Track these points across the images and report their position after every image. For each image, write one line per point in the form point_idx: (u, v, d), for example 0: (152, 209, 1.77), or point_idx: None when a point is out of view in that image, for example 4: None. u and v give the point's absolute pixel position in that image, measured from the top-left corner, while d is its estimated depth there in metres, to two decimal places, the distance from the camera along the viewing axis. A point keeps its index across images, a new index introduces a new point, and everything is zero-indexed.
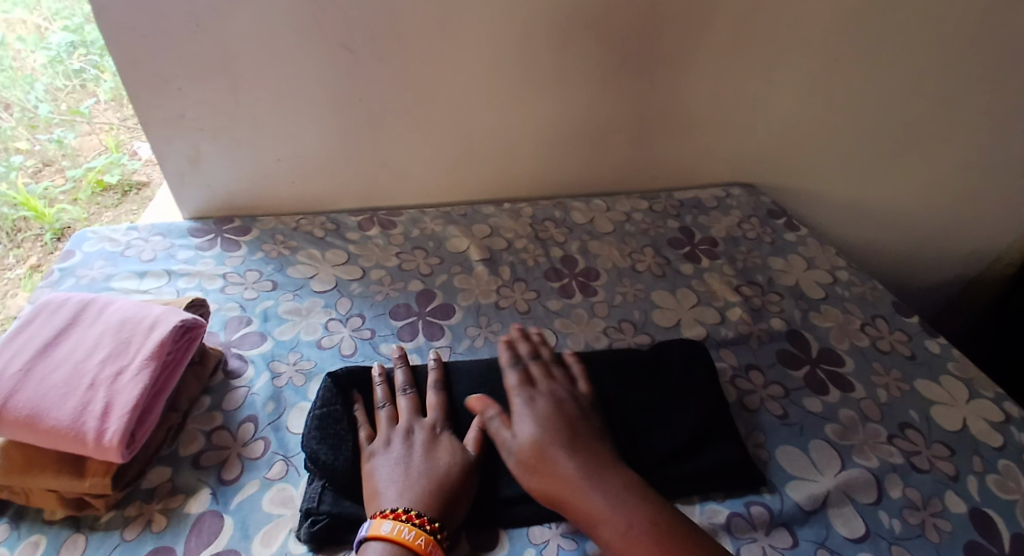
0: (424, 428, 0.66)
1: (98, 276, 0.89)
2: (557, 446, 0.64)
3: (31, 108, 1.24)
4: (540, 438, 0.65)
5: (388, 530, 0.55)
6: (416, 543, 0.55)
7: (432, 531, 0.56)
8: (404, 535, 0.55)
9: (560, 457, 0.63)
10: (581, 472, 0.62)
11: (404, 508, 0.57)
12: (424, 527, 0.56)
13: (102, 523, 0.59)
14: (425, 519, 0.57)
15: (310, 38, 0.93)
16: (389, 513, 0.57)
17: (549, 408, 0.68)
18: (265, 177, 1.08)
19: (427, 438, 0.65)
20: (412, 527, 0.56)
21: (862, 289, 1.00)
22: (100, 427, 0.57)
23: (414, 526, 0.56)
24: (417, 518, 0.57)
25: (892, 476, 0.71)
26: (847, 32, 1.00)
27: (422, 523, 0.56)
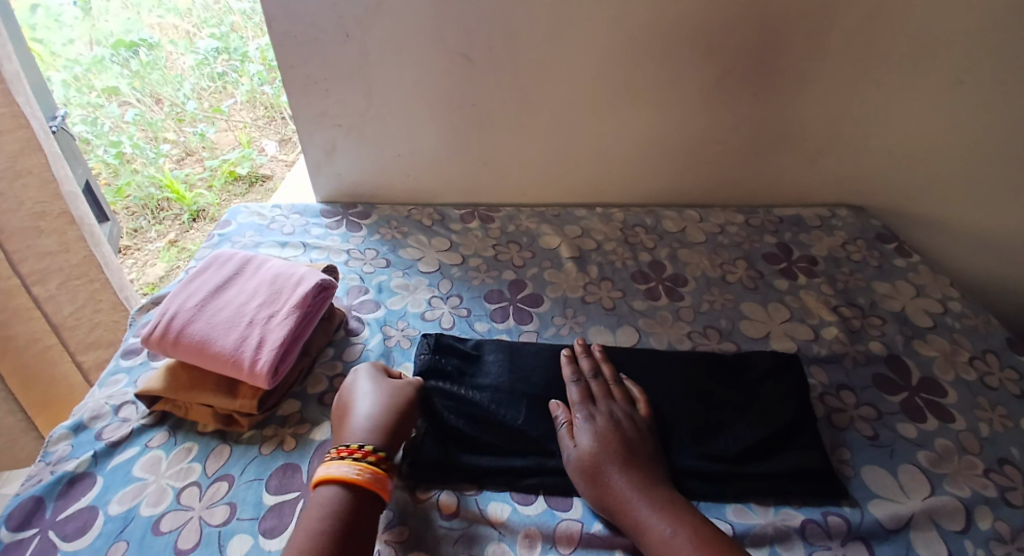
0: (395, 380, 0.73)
1: (248, 243, 1.02)
2: (610, 464, 0.66)
3: (179, 103, 1.69)
4: (590, 452, 0.67)
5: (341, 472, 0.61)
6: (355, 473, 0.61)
7: (373, 462, 0.63)
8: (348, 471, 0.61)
9: (624, 474, 0.65)
10: (629, 485, 0.64)
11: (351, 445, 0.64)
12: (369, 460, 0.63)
13: (244, 438, 0.70)
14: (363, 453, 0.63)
15: (437, 48, 1.03)
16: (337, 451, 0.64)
17: (596, 421, 0.70)
18: (384, 169, 1.20)
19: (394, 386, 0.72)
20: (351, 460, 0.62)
21: (974, 321, 0.94)
22: (255, 358, 0.69)
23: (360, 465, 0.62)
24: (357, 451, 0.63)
25: (983, 508, 0.68)
26: (978, 52, 0.96)
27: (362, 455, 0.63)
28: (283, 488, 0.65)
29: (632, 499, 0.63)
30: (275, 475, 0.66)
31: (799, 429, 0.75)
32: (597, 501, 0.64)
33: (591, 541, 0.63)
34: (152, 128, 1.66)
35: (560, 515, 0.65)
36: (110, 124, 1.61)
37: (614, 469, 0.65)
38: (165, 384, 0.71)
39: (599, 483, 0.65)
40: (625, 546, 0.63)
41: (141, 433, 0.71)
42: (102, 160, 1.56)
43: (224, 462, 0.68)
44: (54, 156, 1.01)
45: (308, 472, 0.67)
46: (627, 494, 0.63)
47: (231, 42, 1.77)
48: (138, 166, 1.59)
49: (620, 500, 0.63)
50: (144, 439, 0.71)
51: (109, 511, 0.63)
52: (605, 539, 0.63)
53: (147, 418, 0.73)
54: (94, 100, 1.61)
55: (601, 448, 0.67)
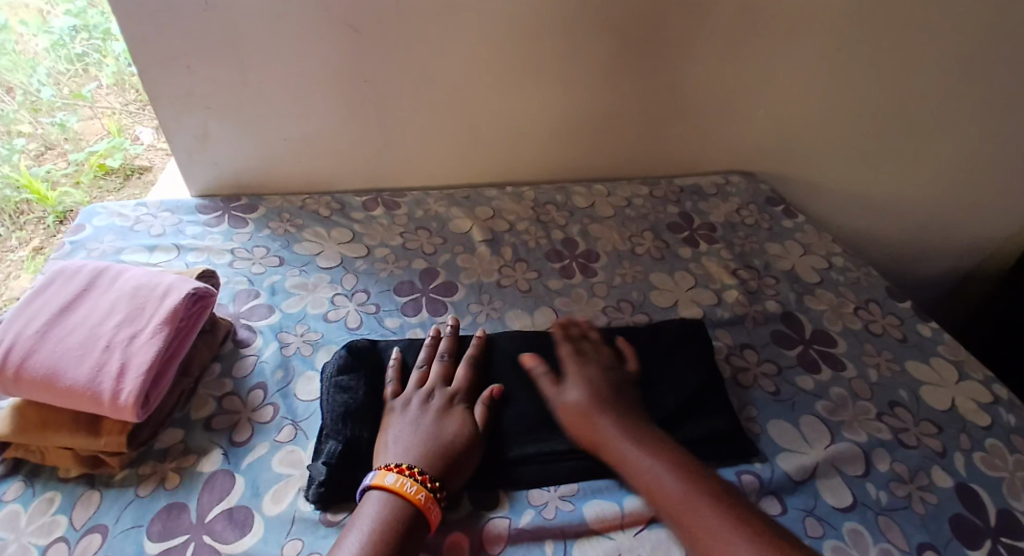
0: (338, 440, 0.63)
1: (108, 249, 0.91)
2: (600, 411, 0.67)
3: (33, 91, 1.45)
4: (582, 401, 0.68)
5: (391, 482, 0.58)
6: None
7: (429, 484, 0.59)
8: (409, 488, 0.58)
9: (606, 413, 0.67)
10: (619, 427, 0.66)
11: None
12: None
13: (117, 480, 0.62)
14: None
15: (316, 19, 0.94)
16: None
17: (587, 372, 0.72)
18: (272, 156, 1.10)
19: (444, 406, 0.67)
20: None
21: (857, 273, 1.01)
22: (116, 387, 0.60)
23: (416, 479, 0.59)
24: None
25: (880, 451, 0.73)
26: (851, 21, 1.01)
27: None
28: (167, 533, 0.57)
29: (619, 437, 0.65)
30: (157, 519, 0.59)
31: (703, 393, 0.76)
32: (584, 442, 0.66)
33: (519, 537, 0.61)
34: (4, 121, 1.41)
35: (486, 514, 0.63)
36: None
37: (599, 413, 0.67)
38: (12, 428, 0.62)
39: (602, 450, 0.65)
40: (555, 533, 0.61)
41: None
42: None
43: (95, 511, 0.59)
44: None
45: (197, 510, 0.59)
46: (612, 434, 0.65)
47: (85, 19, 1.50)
48: None
49: (607, 439, 0.65)
50: None
51: None
52: (533, 531, 0.61)
53: None
54: None
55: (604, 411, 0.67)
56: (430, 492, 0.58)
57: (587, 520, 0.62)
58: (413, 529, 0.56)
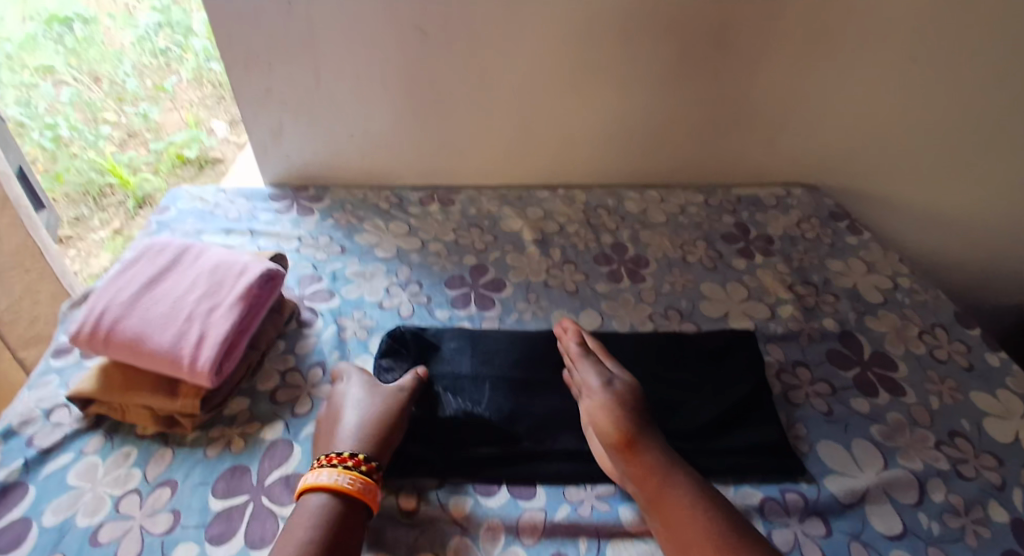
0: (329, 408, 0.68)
1: (189, 231, 0.97)
2: None
3: (119, 81, 1.59)
4: None
5: (312, 475, 0.59)
6: (353, 484, 0.58)
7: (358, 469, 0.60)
8: (329, 476, 0.59)
9: None
10: None
11: (338, 453, 0.62)
12: (349, 464, 0.60)
13: (188, 441, 0.67)
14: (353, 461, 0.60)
15: (390, 21, 0.98)
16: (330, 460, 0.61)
17: None
18: (336, 151, 1.15)
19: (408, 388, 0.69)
20: (347, 470, 0.60)
21: (924, 296, 0.97)
22: (195, 354, 0.65)
23: (347, 470, 0.59)
24: (347, 459, 0.61)
25: (935, 480, 0.70)
26: (932, 33, 0.97)
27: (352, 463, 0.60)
28: (231, 491, 0.61)
29: None
30: (222, 478, 0.63)
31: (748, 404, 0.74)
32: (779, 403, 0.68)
33: (553, 531, 0.62)
34: (90, 110, 1.55)
35: (523, 504, 0.64)
36: (45, 105, 1.47)
37: None
38: (98, 385, 0.67)
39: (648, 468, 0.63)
40: (591, 531, 0.62)
41: (74, 439, 0.67)
42: (37, 145, 1.44)
43: (168, 466, 0.64)
44: None
45: (257, 474, 0.63)
46: None
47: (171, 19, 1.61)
48: (76, 150, 1.50)
49: None
50: (78, 446, 0.66)
51: (43, 523, 0.59)
52: (571, 525, 0.62)
53: (81, 422, 0.69)
54: (27, 79, 1.45)
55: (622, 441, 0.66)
56: (363, 477, 0.59)
57: (624, 521, 0.63)
58: (350, 519, 0.57)
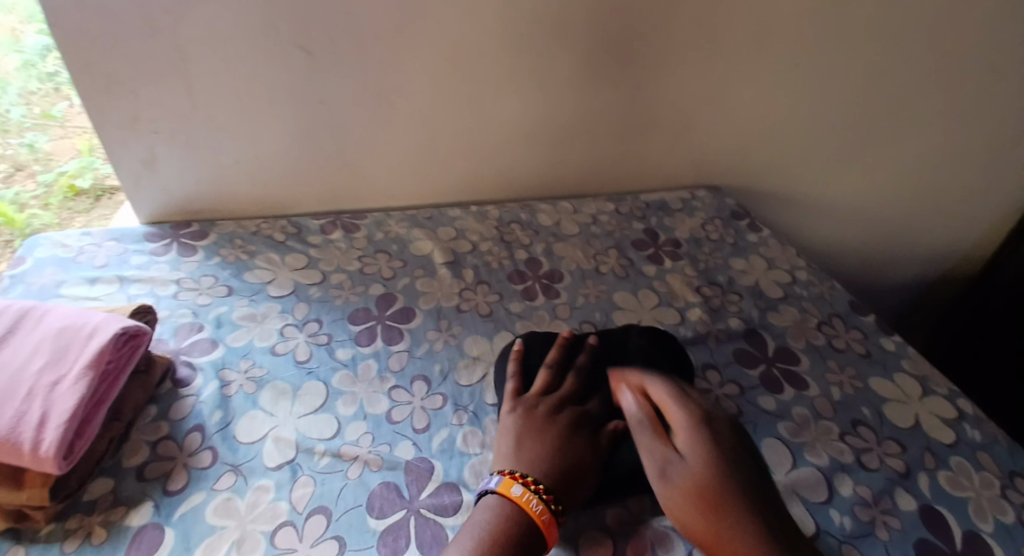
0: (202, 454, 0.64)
1: (47, 283, 0.86)
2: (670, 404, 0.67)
3: (2, 112, 1.27)
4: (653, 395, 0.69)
5: (517, 493, 0.59)
6: (541, 518, 0.58)
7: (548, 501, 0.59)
8: (529, 504, 0.58)
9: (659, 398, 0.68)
10: (688, 418, 0.64)
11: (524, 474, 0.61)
12: (536, 492, 0.59)
13: (41, 536, 0.58)
14: (551, 498, 0.59)
15: (266, 40, 0.92)
16: (518, 476, 0.60)
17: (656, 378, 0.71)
18: (224, 180, 1.06)
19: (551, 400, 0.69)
20: (539, 499, 0.59)
21: (821, 288, 1.00)
22: (36, 438, 0.56)
23: (541, 497, 0.59)
24: (542, 489, 0.59)
25: (842, 475, 0.71)
26: (809, 36, 1.00)
27: (547, 497, 0.59)
28: None
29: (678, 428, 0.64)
30: None
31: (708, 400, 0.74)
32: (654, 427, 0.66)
33: None
34: None
35: None
36: None
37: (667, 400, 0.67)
38: None
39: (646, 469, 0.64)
40: None
41: None
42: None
43: None
44: None
45: None
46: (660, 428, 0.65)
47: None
48: None
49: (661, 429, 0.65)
50: None
51: None
52: None
53: None
54: None
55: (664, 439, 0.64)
56: (553, 514, 0.58)
57: None
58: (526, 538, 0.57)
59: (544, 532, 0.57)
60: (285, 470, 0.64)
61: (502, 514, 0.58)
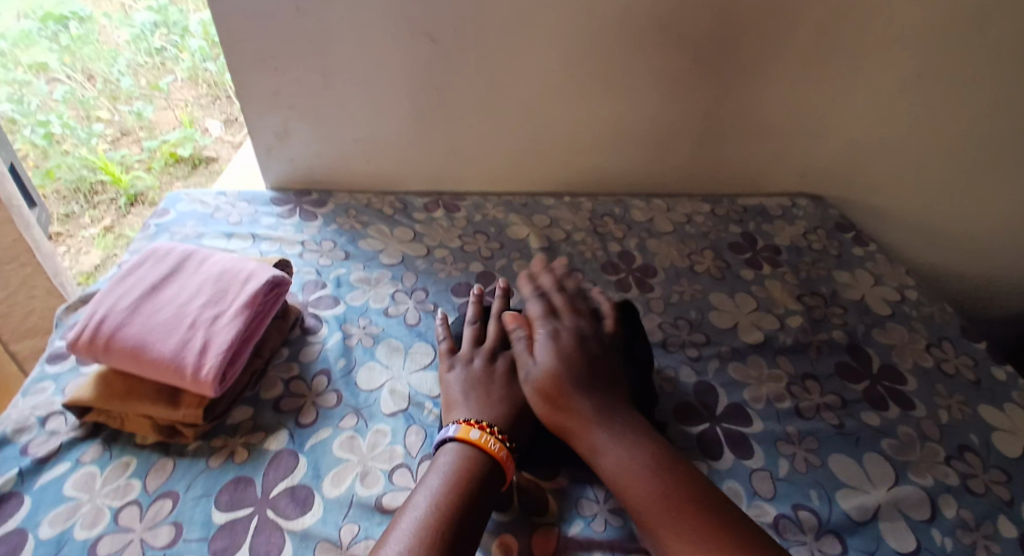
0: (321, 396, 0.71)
1: (190, 234, 0.95)
2: (577, 394, 0.65)
3: (112, 80, 1.69)
4: (559, 372, 0.66)
5: (475, 437, 0.61)
6: (499, 454, 0.61)
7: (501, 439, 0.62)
8: (490, 444, 0.61)
9: (568, 384, 0.65)
10: (594, 413, 0.63)
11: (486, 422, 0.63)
12: (496, 436, 0.62)
13: (190, 451, 0.66)
14: (506, 437, 0.62)
15: (400, 27, 0.97)
16: (473, 422, 0.63)
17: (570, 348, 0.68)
18: (342, 154, 1.14)
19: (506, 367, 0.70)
20: (496, 439, 0.61)
21: (930, 309, 0.97)
22: (198, 362, 0.64)
23: (499, 438, 0.62)
24: (499, 432, 0.62)
25: (946, 496, 0.70)
26: (939, 50, 0.97)
27: (503, 439, 0.62)
28: (234, 504, 0.60)
29: (588, 421, 0.63)
30: (225, 490, 0.62)
31: (618, 348, 0.73)
32: (552, 425, 0.65)
33: (569, 546, 0.61)
34: (83, 106, 1.66)
35: (537, 519, 0.63)
36: (38, 102, 1.61)
37: (571, 393, 0.65)
38: (96, 394, 0.66)
39: (571, 434, 0.64)
40: (605, 547, 0.61)
41: (71, 447, 0.66)
42: (29, 141, 1.54)
43: (168, 477, 0.63)
44: None
45: (263, 486, 0.62)
46: (584, 415, 0.63)
47: (209, 29, 1.80)
48: (68, 147, 1.58)
49: (575, 424, 0.63)
50: (75, 455, 0.65)
51: (38, 535, 0.58)
52: (585, 543, 0.61)
53: (79, 430, 0.68)
54: (21, 76, 1.62)
55: (571, 396, 0.64)
56: (509, 449, 0.62)
57: (638, 537, 0.62)
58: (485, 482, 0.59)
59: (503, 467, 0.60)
60: (399, 418, 0.69)
61: (466, 451, 0.60)
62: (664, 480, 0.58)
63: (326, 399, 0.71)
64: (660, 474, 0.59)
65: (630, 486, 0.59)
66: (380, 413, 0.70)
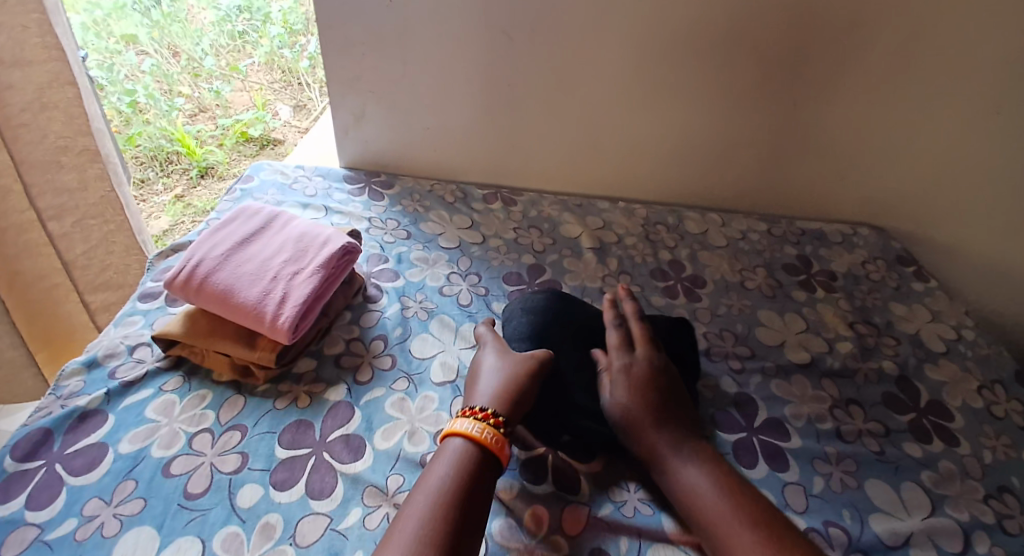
0: (374, 359, 0.76)
1: (270, 201, 1.02)
2: (651, 421, 0.66)
3: (196, 58, 1.82)
4: (635, 401, 0.68)
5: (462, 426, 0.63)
6: (486, 435, 0.62)
7: (496, 424, 0.63)
8: (475, 428, 0.62)
9: (647, 412, 0.67)
10: (672, 445, 0.65)
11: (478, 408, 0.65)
12: (488, 419, 0.63)
13: (259, 391, 0.71)
14: (495, 418, 0.64)
15: (481, 25, 1.02)
16: (466, 411, 0.65)
17: (643, 376, 0.70)
18: (411, 141, 1.20)
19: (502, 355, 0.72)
20: (484, 423, 0.63)
21: (986, 350, 0.95)
22: (276, 312, 0.70)
23: (485, 422, 0.63)
24: (490, 416, 0.64)
25: (982, 533, 0.69)
26: (1021, 88, 0.95)
27: (493, 420, 0.63)
28: (295, 443, 0.66)
29: (672, 451, 0.64)
30: (287, 430, 0.67)
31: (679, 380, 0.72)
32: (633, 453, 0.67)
33: (598, 526, 0.64)
34: (167, 81, 1.76)
35: (570, 497, 0.66)
36: (126, 71, 1.70)
37: (646, 419, 0.67)
38: (183, 329, 0.72)
39: (652, 463, 0.65)
40: (632, 531, 0.63)
41: (155, 376, 0.73)
42: (115, 107, 1.63)
43: (238, 411, 0.69)
44: (86, 94, 1.02)
45: (321, 430, 0.67)
46: (663, 445, 0.65)
47: (289, 17, 1.93)
48: (150, 117, 1.66)
49: (656, 452, 0.65)
50: (158, 383, 0.72)
51: (120, 449, 0.65)
52: (612, 523, 0.64)
53: (163, 361, 0.74)
54: (112, 46, 1.72)
55: (660, 423, 0.66)
56: (499, 430, 0.63)
57: (665, 528, 0.64)
58: (487, 466, 0.60)
59: (497, 452, 0.62)
60: (448, 387, 0.73)
61: (456, 440, 0.62)
62: (741, 508, 0.59)
63: (381, 361, 0.76)
64: (732, 500, 0.60)
65: (705, 515, 0.59)
66: (430, 381, 0.74)
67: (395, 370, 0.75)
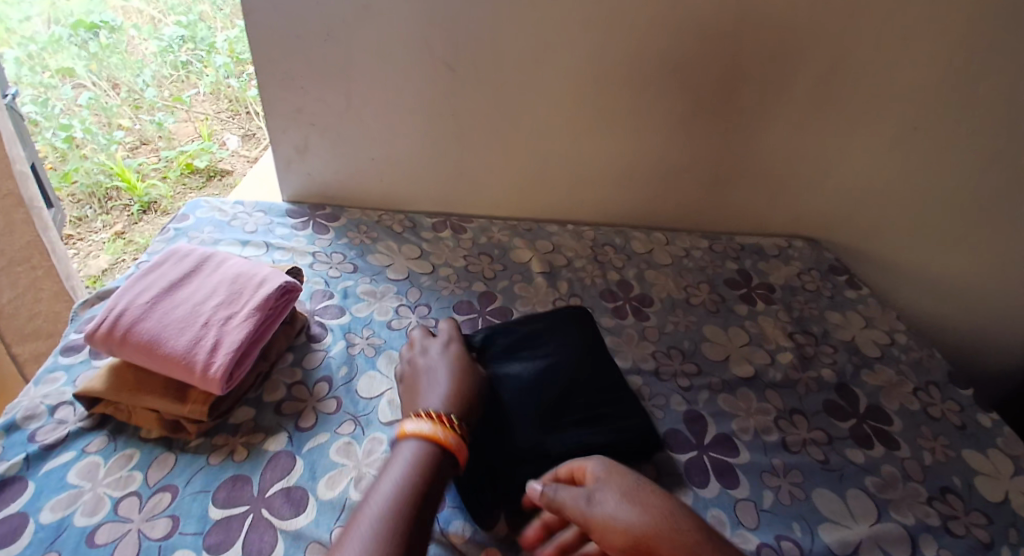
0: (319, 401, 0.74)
1: (206, 239, 0.99)
2: None
3: (136, 90, 1.77)
4: None
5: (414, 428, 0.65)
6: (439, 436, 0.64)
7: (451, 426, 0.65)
8: (428, 428, 0.64)
9: None
10: None
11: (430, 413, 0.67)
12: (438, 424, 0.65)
13: (191, 446, 0.68)
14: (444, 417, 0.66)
15: (422, 57, 1.03)
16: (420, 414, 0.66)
17: None
18: (356, 172, 1.18)
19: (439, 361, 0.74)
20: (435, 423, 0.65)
21: (919, 354, 0.99)
22: (208, 360, 0.67)
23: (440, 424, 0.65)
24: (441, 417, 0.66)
25: (926, 536, 0.72)
26: (933, 106, 1.01)
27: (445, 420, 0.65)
28: (232, 501, 0.63)
29: None
30: (223, 486, 0.64)
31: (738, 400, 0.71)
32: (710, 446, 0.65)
33: None
34: (106, 114, 1.71)
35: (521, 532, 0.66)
36: (61, 105, 1.64)
37: None
38: (107, 386, 0.68)
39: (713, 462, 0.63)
40: None
41: (79, 437, 0.68)
42: (50, 143, 1.58)
43: (169, 470, 0.66)
44: (7, 134, 0.97)
45: (260, 485, 0.65)
46: None
47: (235, 47, 1.89)
48: (87, 152, 1.61)
49: None
50: (81, 444, 0.68)
51: (40, 519, 0.60)
52: None
53: (87, 420, 0.70)
54: (47, 80, 1.65)
55: None
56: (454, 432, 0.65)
57: None
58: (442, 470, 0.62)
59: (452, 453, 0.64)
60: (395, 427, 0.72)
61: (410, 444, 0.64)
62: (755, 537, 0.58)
63: (326, 404, 0.74)
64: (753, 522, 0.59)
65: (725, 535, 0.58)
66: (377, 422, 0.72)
67: (340, 413, 0.73)
